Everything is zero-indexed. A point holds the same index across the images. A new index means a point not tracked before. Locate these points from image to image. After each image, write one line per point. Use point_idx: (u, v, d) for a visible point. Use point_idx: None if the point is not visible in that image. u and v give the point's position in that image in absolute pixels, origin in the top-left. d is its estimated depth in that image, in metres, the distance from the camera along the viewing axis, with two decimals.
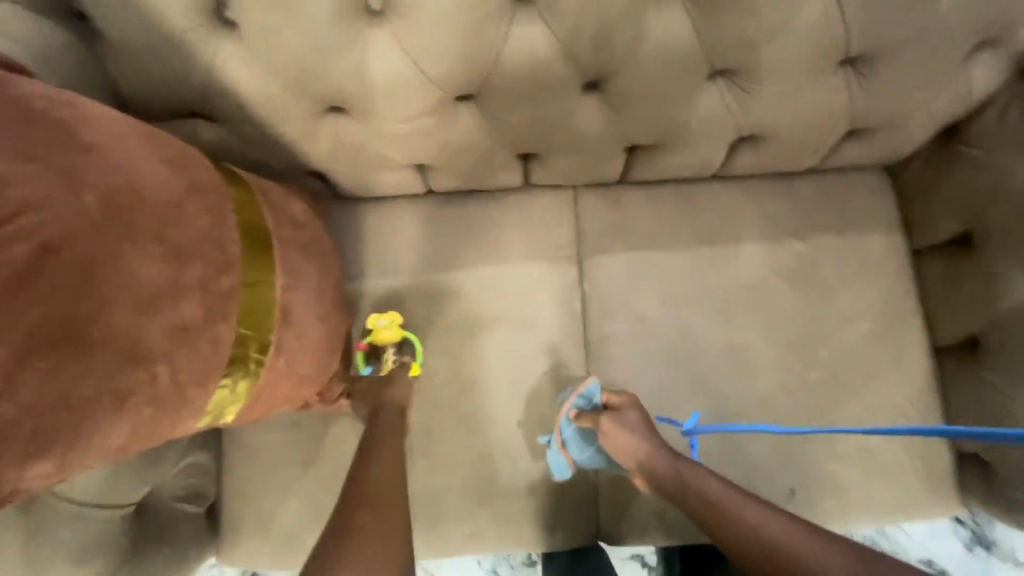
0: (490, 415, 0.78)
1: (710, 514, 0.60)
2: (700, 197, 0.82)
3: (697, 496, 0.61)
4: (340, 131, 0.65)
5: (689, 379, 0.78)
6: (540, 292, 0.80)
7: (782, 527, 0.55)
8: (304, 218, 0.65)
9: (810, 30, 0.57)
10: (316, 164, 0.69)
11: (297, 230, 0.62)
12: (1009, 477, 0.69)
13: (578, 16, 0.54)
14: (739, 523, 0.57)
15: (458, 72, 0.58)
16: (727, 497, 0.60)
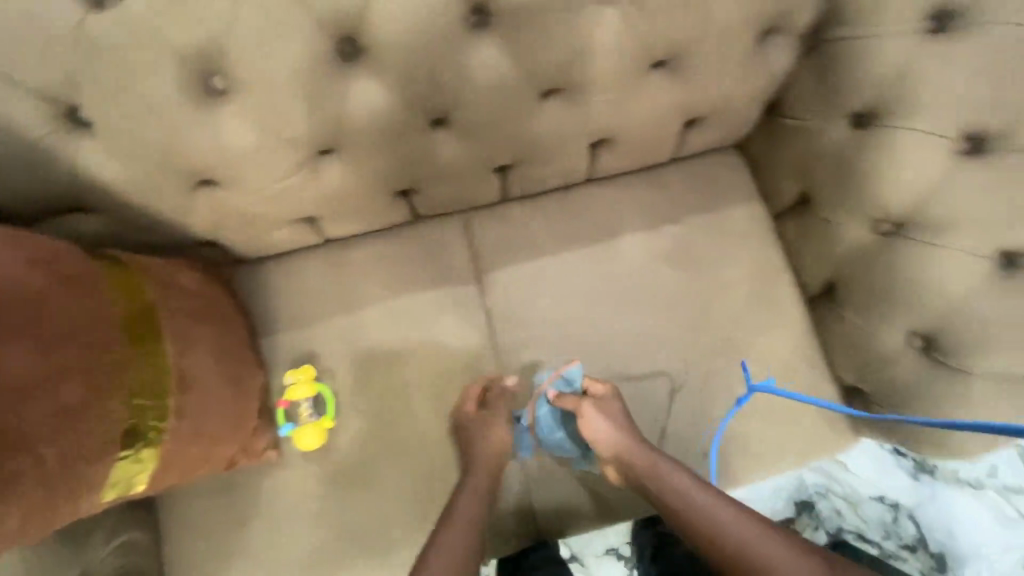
0: (416, 439, 0.82)
1: (673, 501, 0.67)
2: (578, 201, 0.88)
3: (661, 484, 0.69)
4: (217, 201, 0.69)
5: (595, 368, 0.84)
6: (446, 315, 0.85)
7: (738, 524, 0.62)
8: (196, 287, 0.69)
9: (614, 45, 0.64)
10: (204, 233, 0.73)
11: (187, 299, 0.66)
12: (881, 402, 0.77)
13: (403, 66, 0.60)
14: (696, 512, 0.65)
15: (309, 130, 0.63)
16: (684, 483, 0.68)
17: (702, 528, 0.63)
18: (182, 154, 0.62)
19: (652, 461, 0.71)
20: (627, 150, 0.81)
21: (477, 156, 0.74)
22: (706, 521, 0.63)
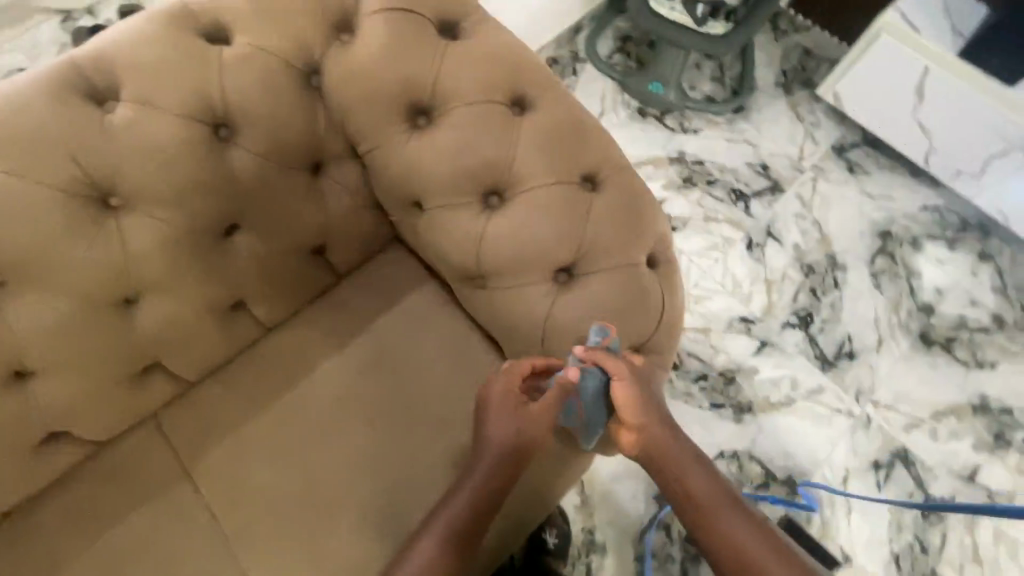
0: (320, 532, 0.98)
1: (681, 482, 0.85)
2: (375, 281, 1.13)
3: (671, 459, 0.85)
4: (30, 323, 0.79)
5: (454, 409, 1.05)
6: (319, 416, 1.04)
7: (757, 541, 0.79)
8: (46, 384, 0.85)
9: (343, 148, 0.92)
10: (60, 399, 0.86)
11: (45, 385, 0.84)
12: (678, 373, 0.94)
13: (207, 219, 0.85)
14: (697, 499, 0.83)
15: (124, 264, 0.81)
16: (722, 511, 0.82)
17: (699, 516, 0.83)
18: (11, 281, 0.75)
19: (679, 465, 0.85)
20: (362, 171, 0.96)
21: (248, 201, 0.87)
22: (704, 507, 0.83)
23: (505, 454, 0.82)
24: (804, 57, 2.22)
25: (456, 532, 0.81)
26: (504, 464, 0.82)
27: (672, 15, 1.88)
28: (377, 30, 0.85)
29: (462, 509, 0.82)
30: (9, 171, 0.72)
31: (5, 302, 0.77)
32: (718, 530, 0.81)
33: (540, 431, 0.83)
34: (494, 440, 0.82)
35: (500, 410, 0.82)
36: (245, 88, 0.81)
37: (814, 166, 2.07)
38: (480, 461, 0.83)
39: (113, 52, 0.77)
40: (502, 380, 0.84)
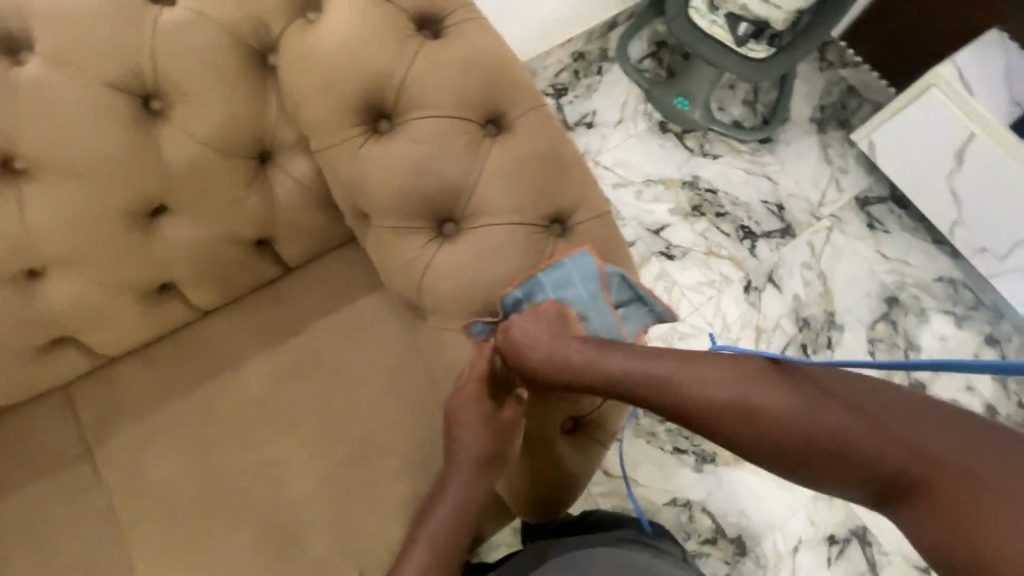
0: (211, 541, 0.91)
1: (681, 403, 0.64)
2: (322, 279, 1.02)
3: (635, 376, 0.68)
4: None
5: (381, 435, 0.97)
6: (235, 416, 0.96)
7: (826, 408, 0.58)
8: None
9: (290, 136, 0.82)
10: None
11: None
12: (604, 435, 0.85)
13: (124, 195, 0.76)
14: (718, 397, 0.63)
15: (24, 232, 0.73)
16: (628, 359, 0.69)
17: (751, 423, 0.61)
18: None
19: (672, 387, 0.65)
20: (316, 166, 0.86)
21: (178, 183, 0.78)
22: (739, 407, 0.62)
23: (479, 457, 0.78)
24: (848, 94, 1.95)
25: (445, 533, 0.78)
26: (475, 463, 0.78)
27: (711, 29, 1.63)
28: (344, 14, 0.74)
29: (446, 512, 0.78)
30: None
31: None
32: (776, 421, 0.60)
33: (511, 438, 0.79)
34: (466, 434, 0.78)
35: (472, 411, 0.78)
36: (182, 59, 0.72)
37: (832, 215, 1.85)
38: (452, 461, 0.79)
39: None
40: (476, 377, 0.78)
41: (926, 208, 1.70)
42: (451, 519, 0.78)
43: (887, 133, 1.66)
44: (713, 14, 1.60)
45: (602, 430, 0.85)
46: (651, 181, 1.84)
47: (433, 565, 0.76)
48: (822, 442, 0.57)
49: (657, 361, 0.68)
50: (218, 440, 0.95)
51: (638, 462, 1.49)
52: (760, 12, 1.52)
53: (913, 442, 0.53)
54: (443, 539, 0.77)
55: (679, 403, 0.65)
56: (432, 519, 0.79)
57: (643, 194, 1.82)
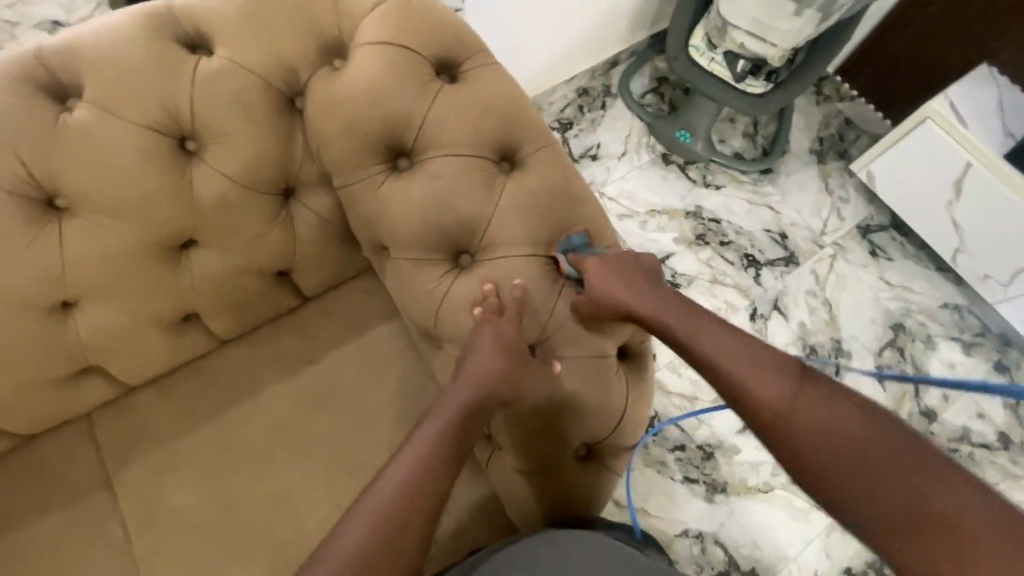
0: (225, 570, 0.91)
1: (733, 379, 0.72)
2: (337, 307, 1.05)
3: (708, 355, 0.75)
4: None
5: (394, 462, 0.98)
6: (250, 445, 0.97)
7: (848, 428, 0.63)
8: None
9: (313, 174, 0.86)
10: None
11: None
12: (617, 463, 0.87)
13: (156, 229, 0.80)
14: (759, 396, 0.69)
15: (60, 266, 0.76)
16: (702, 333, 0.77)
17: (771, 415, 0.67)
18: None
19: (733, 366, 0.72)
20: (337, 202, 0.90)
21: (208, 219, 0.82)
22: (770, 401, 0.68)
23: (488, 383, 0.75)
24: (845, 126, 2.00)
25: (419, 475, 0.68)
26: (469, 414, 0.74)
27: (710, 66, 1.69)
28: (369, 60, 0.79)
29: (425, 448, 0.70)
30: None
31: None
32: (794, 425, 0.66)
33: (517, 379, 0.76)
34: (468, 381, 0.75)
35: (482, 358, 0.76)
36: (217, 103, 0.77)
37: (834, 244, 1.88)
38: (447, 403, 0.74)
39: (83, 49, 0.73)
40: (496, 323, 0.77)
41: (928, 236, 1.73)
42: (428, 458, 0.70)
43: (886, 161, 1.70)
44: (712, 52, 1.67)
45: (615, 457, 0.87)
46: (656, 212, 1.89)
47: (406, 499, 0.67)
48: (823, 451, 0.63)
49: (732, 347, 0.74)
50: (235, 468, 0.96)
51: (650, 491, 1.47)
52: (756, 50, 1.59)
53: (906, 483, 0.58)
54: (417, 479, 0.68)
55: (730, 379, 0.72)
56: (408, 453, 0.70)
57: (648, 224, 1.86)
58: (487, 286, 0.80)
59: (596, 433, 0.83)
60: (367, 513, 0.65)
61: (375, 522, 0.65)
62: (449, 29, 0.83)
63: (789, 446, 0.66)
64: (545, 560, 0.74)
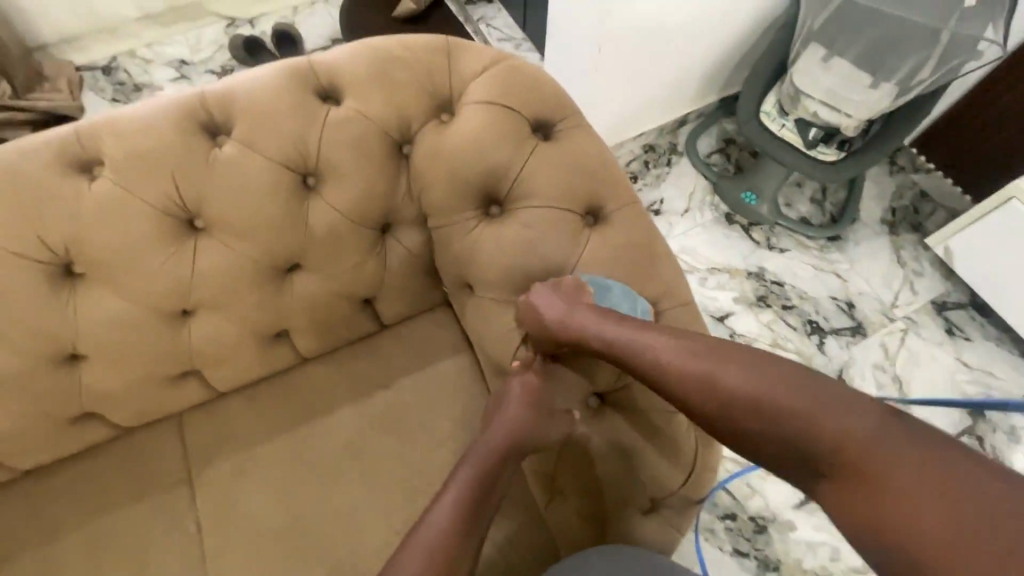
0: None
1: (686, 381, 0.69)
2: (412, 336, 1.11)
3: (649, 359, 0.72)
4: (93, 312, 0.84)
5: None
6: (320, 462, 1.02)
7: (807, 412, 0.60)
8: (91, 369, 0.90)
9: (411, 213, 0.94)
10: (96, 383, 0.91)
11: (91, 369, 0.90)
12: (679, 524, 0.87)
13: (271, 253, 0.89)
14: (708, 395, 0.67)
15: (188, 278, 0.86)
16: (640, 339, 0.74)
17: (737, 408, 0.64)
18: (92, 271, 0.82)
19: (693, 369, 0.68)
20: (427, 239, 0.98)
21: (316, 246, 0.91)
22: (735, 394, 0.64)
23: (522, 432, 0.81)
24: (920, 198, 1.95)
25: (462, 513, 0.72)
26: (502, 454, 0.79)
27: (781, 131, 1.71)
28: (475, 117, 0.87)
29: (463, 489, 0.74)
30: (119, 185, 0.80)
31: (79, 293, 0.83)
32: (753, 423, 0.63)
33: (544, 430, 0.83)
34: (498, 426, 0.81)
35: (513, 410, 0.82)
36: (339, 145, 0.86)
37: (906, 317, 1.81)
38: (480, 450, 0.79)
39: (236, 95, 0.85)
40: (523, 374, 0.85)
41: (1010, 318, 1.64)
42: (467, 498, 0.73)
43: (965, 238, 1.65)
44: (783, 118, 1.69)
45: (679, 518, 0.86)
46: (717, 270, 1.88)
47: (453, 532, 0.70)
48: (791, 436, 0.60)
49: (678, 345, 0.71)
50: (305, 480, 1.01)
51: (698, 561, 1.41)
52: (829, 120, 1.59)
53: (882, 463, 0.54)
54: (459, 526, 0.71)
55: (687, 380, 0.68)
56: (449, 494, 0.74)
57: (708, 281, 1.86)
58: (528, 340, 0.88)
59: (664, 485, 0.84)
60: (419, 551, 0.68)
61: (424, 561, 0.67)
62: (547, 92, 0.91)
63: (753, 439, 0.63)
64: (593, 571, 0.78)
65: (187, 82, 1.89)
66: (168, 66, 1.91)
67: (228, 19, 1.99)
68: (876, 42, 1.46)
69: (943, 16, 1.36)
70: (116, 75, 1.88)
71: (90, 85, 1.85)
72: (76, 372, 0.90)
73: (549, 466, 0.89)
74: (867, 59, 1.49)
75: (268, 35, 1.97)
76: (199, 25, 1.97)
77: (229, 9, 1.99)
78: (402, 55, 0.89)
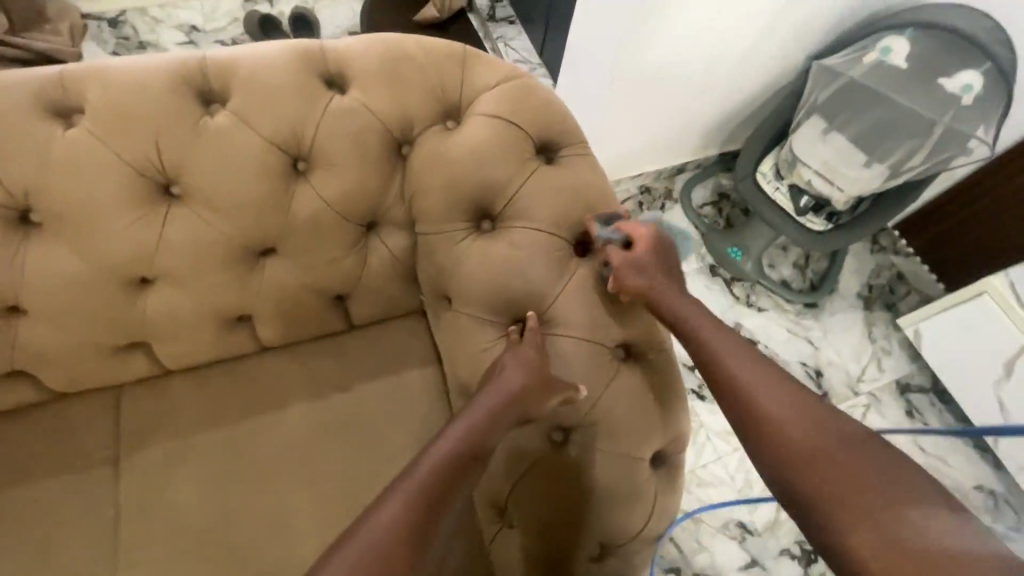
0: None
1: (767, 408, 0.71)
2: (379, 340, 1.07)
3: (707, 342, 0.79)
4: (42, 266, 0.78)
5: None
6: (261, 459, 0.96)
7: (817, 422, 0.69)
8: (29, 327, 0.83)
9: (399, 216, 0.91)
10: (32, 342, 0.85)
11: (29, 326, 0.83)
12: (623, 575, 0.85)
13: (246, 233, 0.85)
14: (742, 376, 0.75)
15: (152, 245, 0.81)
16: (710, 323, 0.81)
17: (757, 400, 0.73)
18: (48, 221, 0.77)
19: (764, 393, 0.73)
20: (412, 244, 0.95)
21: (295, 233, 0.87)
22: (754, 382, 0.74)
23: (499, 421, 0.75)
24: (896, 280, 2.02)
25: (419, 509, 0.65)
26: (466, 453, 0.71)
27: (774, 194, 1.74)
28: (480, 129, 0.86)
29: (425, 485, 0.67)
30: (95, 137, 0.76)
31: (31, 243, 0.78)
32: (768, 411, 0.71)
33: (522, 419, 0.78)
34: (467, 419, 0.74)
35: (492, 397, 0.76)
36: (337, 135, 0.83)
37: (871, 393, 1.84)
38: (448, 438, 0.72)
39: (238, 65, 0.82)
40: (514, 365, 0.78)
41: (968, 410, 1.68)
42: (420, 499, 0.66)
43: (935, 325, 1.69)
44: (778, 181, 1.72)
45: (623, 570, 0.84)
46: None
47: (406, 528, 0.63)
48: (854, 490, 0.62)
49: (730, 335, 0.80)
50: (241, 477, 0.95)
51: None
52: (822, 191, 1.63)
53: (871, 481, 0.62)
54: (413, 523, 0.64)
55: (746, 394, 0.74)
56: (400, 490, 0.66)
57: None
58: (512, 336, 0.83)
59: (620, 531, 0.82)
60: (368, 542, 0.61)
61: (366, 560, 0.60)
62: (558, 116, 0.90)
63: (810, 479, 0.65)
64: None
65: (194, 48, 1.86)
66: (177, 30, 1.87)
67: None
68: (876, 123, 1.51)
69: (939, 112, 1.42)
70: (122, 30, 1.83)
71: (93, 35, 1.80)
72: (11, 327, 0.83)
73: (502, 493, 0.86)
74: (865, 139, 1.53)
75: (285, 17, 1.95)
76: None
77: None
78: (417, 54, 0.87)
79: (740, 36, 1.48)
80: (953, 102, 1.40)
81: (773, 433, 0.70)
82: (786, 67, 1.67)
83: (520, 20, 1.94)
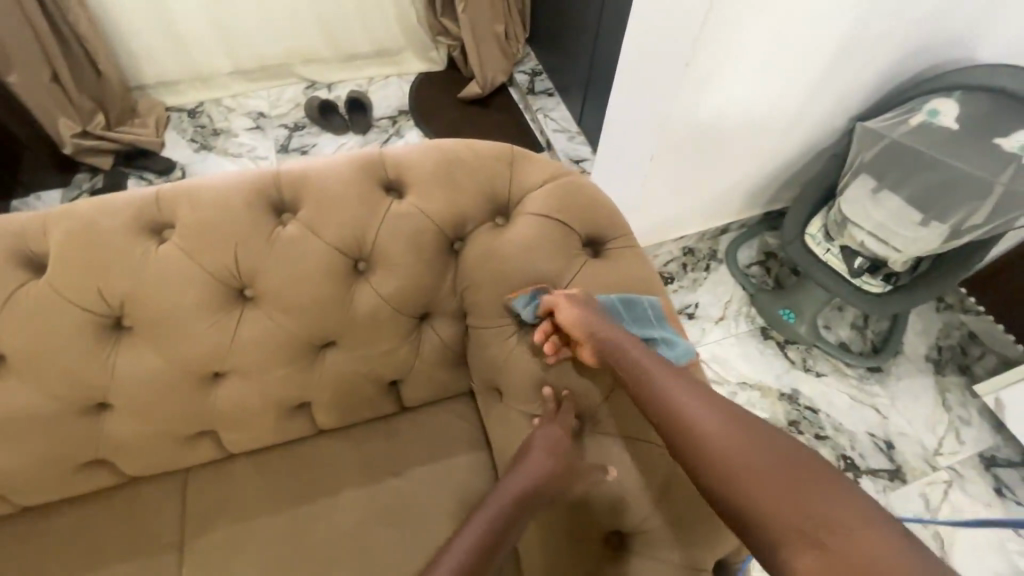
0: None
1: (700, 421, 0.64)
2: (430, 424, 1.09)
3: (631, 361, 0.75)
4: (129, 365, 0.85)
5: None
6: (316, 546, 0.97)
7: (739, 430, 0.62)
8: (114, 417, 0.90)
9: (452, 306, 0.95)
10: (115, 432, 0.91)
11: (113, 418, 0.90)
12: None
13: (308, 329, 0.90)
14: (665, 389, 0.70)
15: (225, 343, 0.87)
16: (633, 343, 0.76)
17: (670, 415, 0.67)
18: (138, 324, 0.84)
19: (681, 403, 0.67)
20: (463, 332, 0.98)
21: (355, 327, 0.92)
22: (670, 395, 0.69)
23: (543, 480, 0.80)
24: (968, 340, 1.89)
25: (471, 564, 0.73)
26: (513, 507, 0.79)
27: (826, 256, 1.69)
28: (529, 227, 0.89)
29: (476, 538, 0.76)
30: (182, 249, 0.84)
31: (121, 344, 0.85)
32: (687, 422, 0.65)
33: (569, 484, 0.82)
34: (497, 499, 0.79)
35: (536, 459, 0.81)
36: (395, 236, 0.89)
37: (952, 469, 1.68)
38: (498, 496, 0.80)
39: (308, 177, 0.89)
40: (540, 447, 0.82)
41: None
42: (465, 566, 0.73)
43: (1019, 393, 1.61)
44: (828, 243, 1.68)
45: None
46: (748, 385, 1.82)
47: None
48: (789, 497, 0.55)
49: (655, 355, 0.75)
50: (295, 565, 0.96)
51: None
52: (878, 252, 1.56)
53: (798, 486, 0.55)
54: None
55: (666, 409, 0.68)
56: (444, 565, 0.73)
57: (737, 395, 1.78)
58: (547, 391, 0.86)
59: None
60: None
61: None
62: (603, 210, 0.94)
63: (745, 496, 0.57)
64: None
65: (261, 133, 2.03)
66: (246, 117, 2.06)
67: (309, 81, 2.15)
68: (928, 184, 1.41)
69: (994, 170, 1.31)
70: (200, 119, 2.03)
71: (175, 124, 2.01)
72: (98, 420, 0.90)
73: None
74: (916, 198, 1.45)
75: (342, 100, 2.12)
76: (282, 84, 2.14)
77: (311, 72, 2.15)
78: (468, 157, 0.93)
79: (776, 107, 1.51)
80: (1011, 161, 1.29)
81: (693, 440, 0.64)
82: (827, 133, 1.67)
83: (558, 92, 2.06)
